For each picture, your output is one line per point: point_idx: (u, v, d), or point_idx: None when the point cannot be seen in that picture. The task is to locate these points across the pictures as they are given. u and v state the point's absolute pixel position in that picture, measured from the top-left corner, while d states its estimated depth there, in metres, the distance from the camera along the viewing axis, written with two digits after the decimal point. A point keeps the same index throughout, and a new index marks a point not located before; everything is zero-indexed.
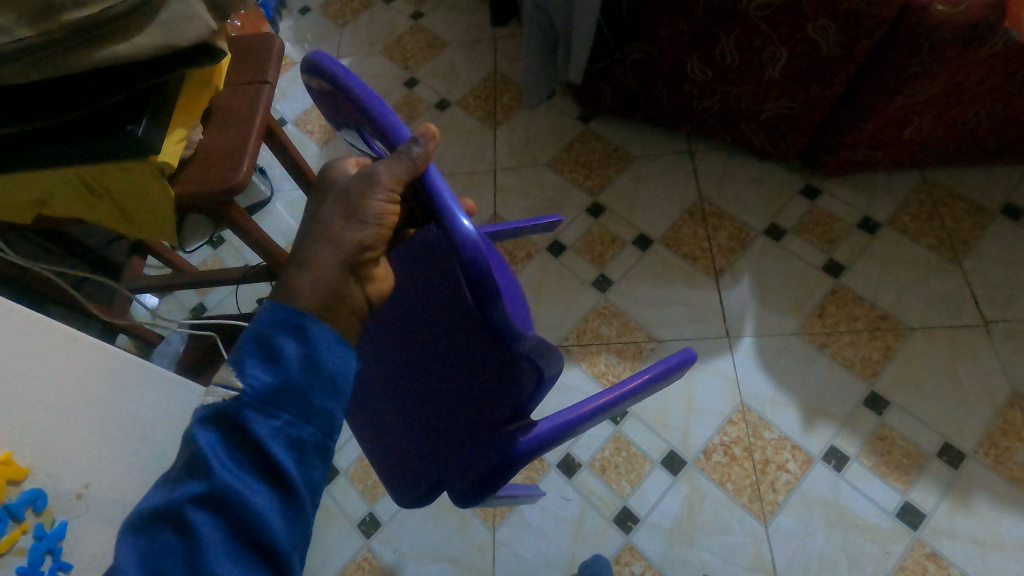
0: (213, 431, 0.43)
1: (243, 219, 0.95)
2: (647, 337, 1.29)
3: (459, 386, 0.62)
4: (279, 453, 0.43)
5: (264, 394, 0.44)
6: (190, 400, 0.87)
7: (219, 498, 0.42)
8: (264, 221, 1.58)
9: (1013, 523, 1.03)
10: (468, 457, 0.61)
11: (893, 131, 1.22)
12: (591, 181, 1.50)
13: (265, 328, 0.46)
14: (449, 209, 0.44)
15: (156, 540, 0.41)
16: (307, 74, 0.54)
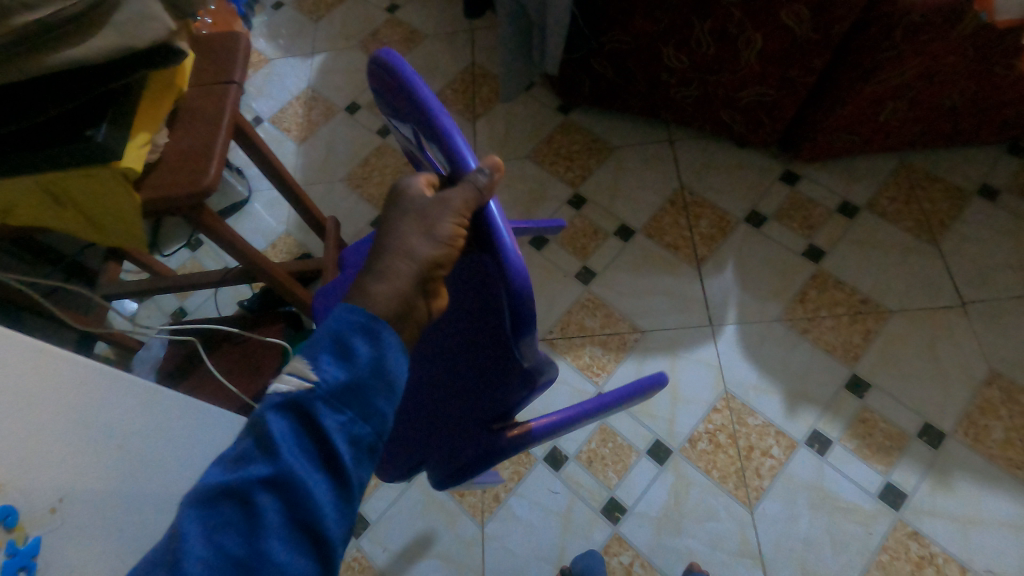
0: (283, 417, 0.42)
1: (216, 222, 0.94)
2: (631, 327, 1.29)
3: (455, 394, 0.63)
4: (344, 449, 0.42)
5: (334, 389, 0.43)
6: (171, 407, 0.86)
7: (282, 487, 0.40)
8: (244, 222, 1.55)
9: (992, 499, 1.05)
10: (451, 454, 0.67)
11: (869, 115, 1.22)
12: (572, 173, 1.50)
13: (340, 325, 0.44)
14: (502, 238, 0.45)
15: (216, 518, 0.40)
16: (378, 66, 0.53)
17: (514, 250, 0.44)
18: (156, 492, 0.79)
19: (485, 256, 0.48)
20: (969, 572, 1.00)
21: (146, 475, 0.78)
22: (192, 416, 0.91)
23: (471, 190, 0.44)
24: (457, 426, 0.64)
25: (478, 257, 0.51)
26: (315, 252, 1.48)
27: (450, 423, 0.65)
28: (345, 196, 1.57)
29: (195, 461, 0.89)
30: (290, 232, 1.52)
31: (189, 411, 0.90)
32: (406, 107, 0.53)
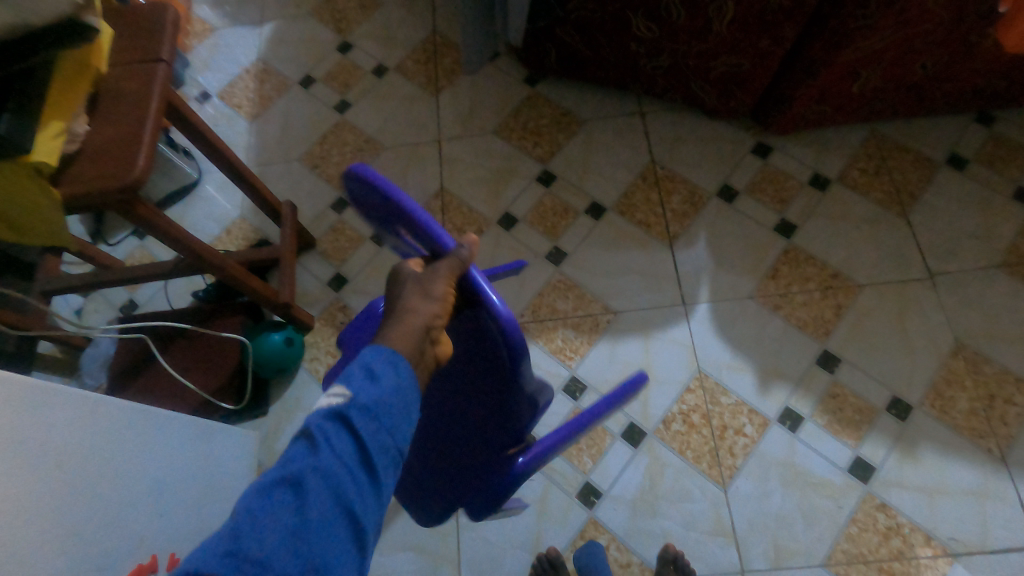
0: (325, 428, 0.48)
1: (159, 218, 0.88)
2: (604, 309, 1.26)
3: (453, 440, 0.70)
4: (375, 458, 0.48)
5: (368, 405, 0.48)
6: (114, 416, 0.82)
7: (323, 485, 0.46)
8: (194, 206, 1.46)
9: (956, 469, 1.07)
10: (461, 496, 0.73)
11: (842, 86, 1.19)
12: (540, 148, 1.44)
13: (371, 356, 0.50)
14: (486, 293, 0.50)
15: (264, 509, 0.45)
16: (349, 174, 0.55)
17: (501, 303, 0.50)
18: (100, 510, 0.74)
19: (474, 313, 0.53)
20: (934, 541, 1.03)
21: (87, 493, 0.73)
22: (141, 424, 0.87)
23: (456, 263, 0.49)
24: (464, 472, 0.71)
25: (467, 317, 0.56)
26: (272, 238, 1.41)
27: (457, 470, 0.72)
28: (302, 177, 1.49)
29: (148, 468, 0.85)
30: (245, 217, 1.44)
31: (136, 418, 0.86)
32: (378, 209, 0.57)
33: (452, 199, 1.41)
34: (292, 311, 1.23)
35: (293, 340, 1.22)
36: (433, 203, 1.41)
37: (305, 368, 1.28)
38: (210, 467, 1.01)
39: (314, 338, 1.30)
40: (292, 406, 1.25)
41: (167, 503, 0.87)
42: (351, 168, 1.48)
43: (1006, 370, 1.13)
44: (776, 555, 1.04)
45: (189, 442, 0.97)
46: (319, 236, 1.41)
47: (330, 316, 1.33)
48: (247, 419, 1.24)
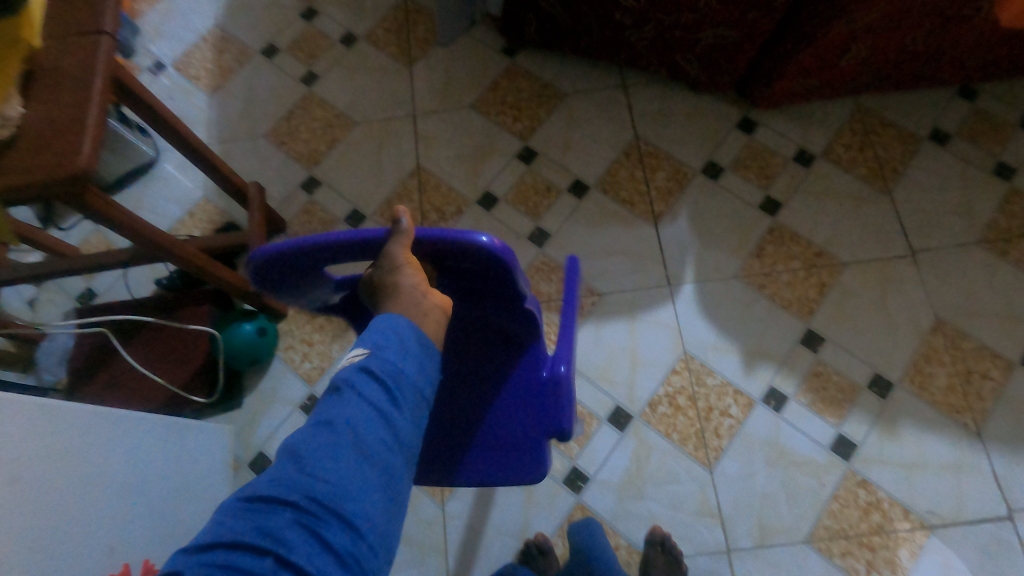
0: (351, 381, 0.52)
1: (112, 207, 0.81)
2: (588, 291, 1.23)
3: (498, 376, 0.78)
4: (399, 392, 0.53)
5: (387, 348, 0.54)
6: (75, 419, 0.78)
7: (354, 416, 0.50)
8: (153, 187, 1.37)
9: (934, 444, 1.09)
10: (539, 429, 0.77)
11: (831, 60, 1.16)
12: (520, 124, 1.39)
13: (383, 321, 0.56)
14: (463, 236, 0.53)
15: (304, 459, 0.48)
16: (259, 260, 0.57)
17: (453, 233, 0.53)
18: (60, 527, 0.69)
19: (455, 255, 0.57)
20: (912, 514, 1.05)
21: (44, 509, 0.67)
22: (103, 428, 0.82)
23: (404, 236, 0.54)
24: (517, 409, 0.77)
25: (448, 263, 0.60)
26: (240, 220, 1.33)
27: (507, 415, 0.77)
28: (269, 155, 1.40)
29: (115, 473, 0.81)
30: (209, 198, 1.36)
31: (97, 421, 0.82)
32: (303, 263, 0.59)
33: (429, 178, 1.35)
34: (263, 300, 1.17)
35: (265, 330, 1.16)
36: (410, 182, 1.35)
37: (280, 357, 1.23)
38: (183, 468, 0.97)
39: (288, 326, 1.25)
40: (267, 397, 1.20)
41: (139, 508, 0.84)
42: (321, 145, 1.41)
43: (983, 345, 1.15)
44: (761, 534, 1.05)
45: (158, 443, 0.93)
46: (290, 218, 1.34)
47: None
48: (220, 412, 1.19)
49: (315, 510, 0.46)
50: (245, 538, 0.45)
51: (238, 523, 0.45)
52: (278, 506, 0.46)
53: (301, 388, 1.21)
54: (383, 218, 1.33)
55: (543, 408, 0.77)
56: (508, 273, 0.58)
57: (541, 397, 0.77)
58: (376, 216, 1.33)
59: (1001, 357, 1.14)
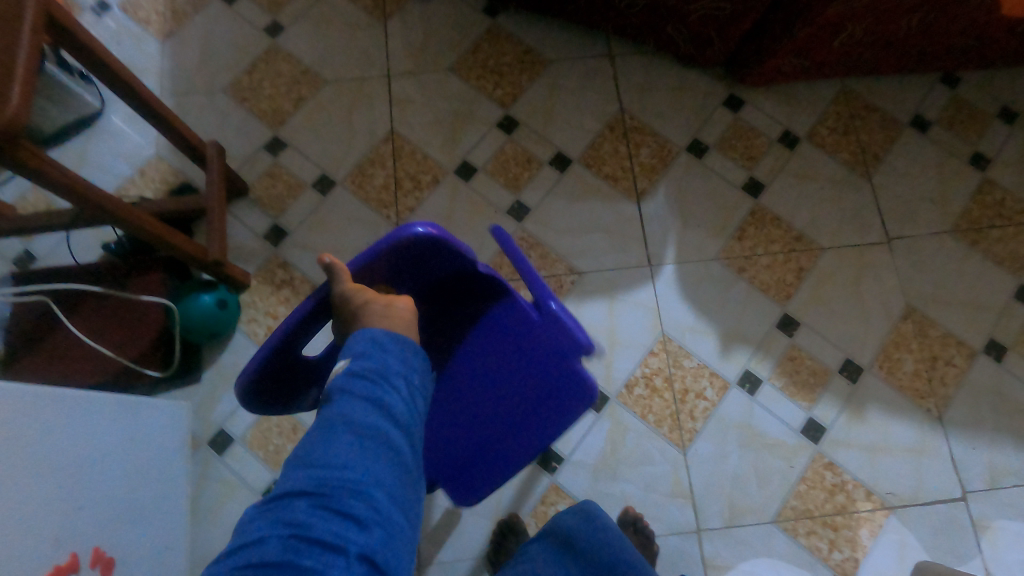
0: (342, 385, 0.56)
1: (61, 172, 0.75)
2: (568, 269, 1.20)
3: (502, 344, 0.79)
4: (389, 386, 0.57)
5: (369, 352, 0.59)
6: (17, 399, 0.72)
7: (349, 410, 0.54)
8: (98, 141, 1.25)
9: (898, 428, 1.12)
10: (561, 365, 0.75)
11: (824, 39, 1.13)
12: (501, 90, 1.32)
13: (361, 336, 0.61)
14: (396, 233, 0.65)
15: (312, 458, 0.51)
16: (245, 383, 0.63)
17: (383, 239, 0.65)
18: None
19: (401, 254, 0.68)
20: (874, 495, 1.08)
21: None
22: (47, 410, 0.76)
23: (338, 274, 0.62)
24: (529, 365, 0.77)
25: (398, 266, 0.71)
26: (197, 182, 1.24)
27: (522, 375, 0.77)
28: (229, 111, 1.30)
29: (61, 458, 0.75)
30: (162, 156, 1.25)
31: (40, 403, 0.75)
32: (279, 363, 0.65)
33: (404, 144, 1.28)
34: (224, 269, 1.09)
35: (226, 302, 1.09)
36: (383, 147, 1.28)
37: (241, 330, 1.16)
38: (137, 450, 0.92)
39: (251, 298, 1.18)
40: (228, 371, 1.14)
41: (87, 494, 0.78)
42: (286, 103, 1.31)
43: (949, 333, 1.17)
44: (730, 514, 1.07)
45: (108, 425, 0.87)
46: (252, 181, 1.25)
47: (269, 273, 1.20)
48: (178, 387, 1.12)
49: (327, 492, 0.48)
50: (263, 531, 0.46)
51: (258, 524, 0.47)
52: (291, 496, 0.48)
53: None
54: (354, 185, 1.25)
55: (551, 343, 0.75)
56: (451, 247, 0.69)
57: (545, 335, 0.76)
58: (347, 182, 1.25)
59: (965, 344, 1.17)
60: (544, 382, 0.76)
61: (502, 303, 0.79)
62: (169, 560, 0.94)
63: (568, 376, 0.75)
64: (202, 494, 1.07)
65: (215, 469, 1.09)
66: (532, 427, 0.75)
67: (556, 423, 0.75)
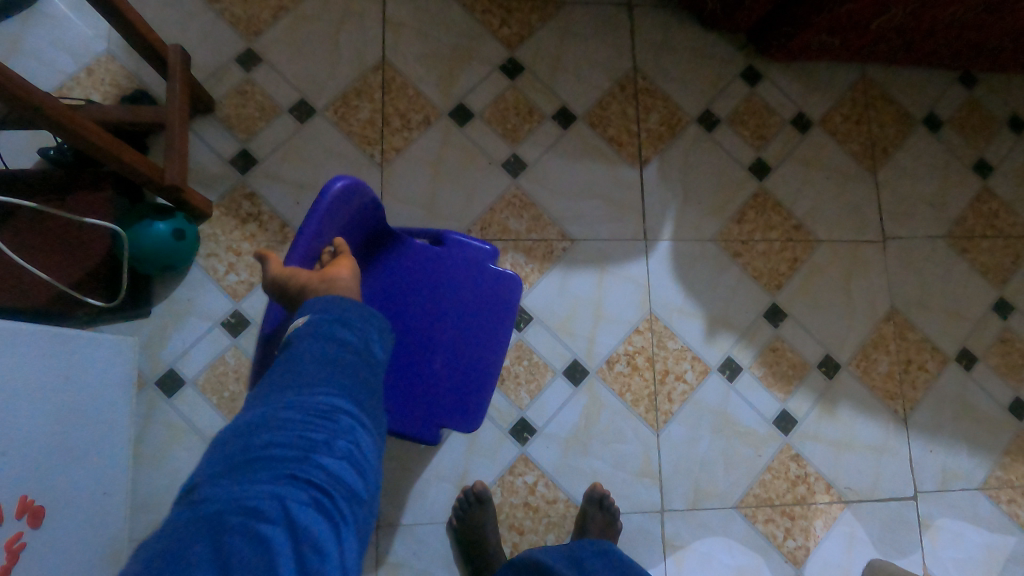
0: (306, 333, 0.60)
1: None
2: (560, 235, 1.13)
3: (423, 283, 0.80)
4: (353, 333, 0.62)
5: (331, 309, 0.62)
6: None
7: (315, 352, 0.58)
8: (37, 27, 1.08)
9: (865, 427, 1.13)
10: (477, 273, 0.81)
11: (863, 19, 1.05)
12: (508, 29, 1.20)
13: (318, 305, 0.62)
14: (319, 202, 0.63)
15: (283, 389, 0.55)
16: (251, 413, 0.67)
17: (309, 216, 0.63)
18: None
19: (334, 219, 0.66)
20: (833, 489, 1.10)
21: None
22: None
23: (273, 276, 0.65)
24: (439, 288, 0.80)
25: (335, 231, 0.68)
26: (154, 90, 1.09)
27: (439, 301, 0.80)
28: (195, 11, 1.13)
29: None
30: (114, 55, 1.09)
31: None
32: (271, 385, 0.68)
33: (395, 76, 1.15)
34: (182, 195, 0.97)
35: (183, 233, 0.98)
36: (371, 77, 1.15)
37: (197, 263, 1.06)
38: (74, 390, 0.83)
39: (211, 230, 1.07)
40: (181, 308, 1.04)
41: (11, 441, 0.69)
42: (264, 11, 1.15)
43: (927, 338, 1.18)
44: (695, 497, 1.07)
45: (43, 361, 0.77)
46: (219, 97, 1.11)
47: (233, 204, 1.08)
48: (122, 321, 1.02)
49: (302, 409, 0.54)
50: (246, 438, 0.52)
51: (237, 439, 0.52)
52: (269, 415, 0.53)
53: (223, 302, 1.06)
54: (335, 115, 1.13)
55: (461, 263, 0.81)
56: (368, 204, 0.69)
57: (454, 262, 0.81)
58: (328, 112, 1.13)
59: (940, 351, 1.18)
60: (474, 298, 0.81)
61: (401, 252, 0.80)
62: (103, 507, 0.87)
63: (491, 282, 0.81)
64: (147, 436, 1.00)
65: (162, 411, 1.01)
66: (484, 335, 0.80)
67: (501, 317, 0.81)
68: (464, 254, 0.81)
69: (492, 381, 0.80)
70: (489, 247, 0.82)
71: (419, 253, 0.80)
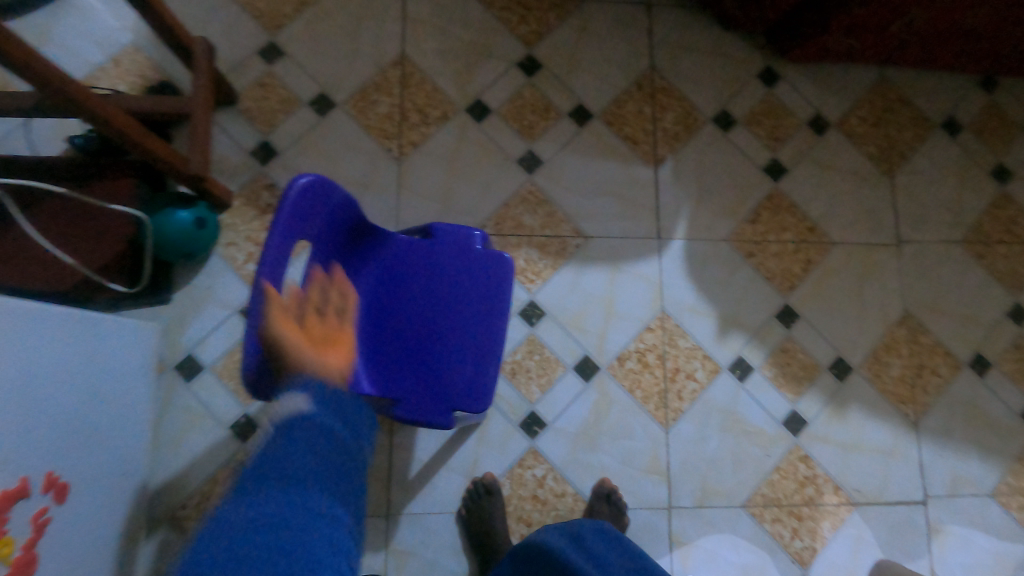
0: (295, 420, 0.63)
1: (6, 42, 0.62)
2: (574, 232, 1.14)
3: (420, 276, 0.82)
4: (338, 421, 0.67)
5: (320, 397, 0.66)
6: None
7: (308, 440, 0.62)
8: (67, 17, 1.10)
9: (875, 430, 1.13)
10: (469, 257, 0.83)
11: (883, 21, 1.05)
12: (526, 26, 1.20)
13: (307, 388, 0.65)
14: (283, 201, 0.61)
15: (280, 478, 0.59)
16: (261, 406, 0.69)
17: (275, 218, 0.61)
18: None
19: (304, 217, 0.64)
20: (841, 491, 1.11)
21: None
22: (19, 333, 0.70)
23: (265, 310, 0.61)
24: (434, 277, 0.82)
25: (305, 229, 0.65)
26: (178, 81, 1.11)
27: (434, 290, 0.82)
28: (219, 4, 1.15)
29: (12, 377, 0.68)
30: (141, 46, 1.11)
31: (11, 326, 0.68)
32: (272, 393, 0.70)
33: (413, 71, 1.17)
34: (204, 184, 0.99)
35: (205, 222, 1.00)
36: (390, 72, 1.16)
37: (216, 252, 1.08)
38: (95, 373, 0.84)
39: (231, 220, 1.09)
40: (200, 295, 1.07)
41: (36, 421, 0.71)
42: (287, 5, 1.17)
43: (940, 342, 1.18)
44: (702, 495, 1.08)
45: (67, 343, 0.79)
46: (241, 90, 1.13)
47: (253, 194, 1.10)
48: (142, 306, 1.04)
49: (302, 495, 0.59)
50: (248, 529, 0.54)
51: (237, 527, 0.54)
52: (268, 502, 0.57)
53: (241, 290, 1.08)
54: (354, 109, 1.14)
55: (452, 250, 0.83)
56: (340, 201, 0.69)
57: (445, 251, 0.83)
58: (347, 106, 1.14)
59: (953, 356, 1.17)
60: (469, 282, 0.82)
61: (391, 253, 0.82)
62: (122, 486, 0.90)
63: (482, 264, 0.83)
64: (165, 420, 1.02)
65: (180, 396, 1.03)
66: (482, 316, 0.82)
67: (498, 297, 0.82)
68: (453, 241, 0.83)
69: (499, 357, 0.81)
70: (476, 230, 0.84)
71: (409, 250, 0.83)
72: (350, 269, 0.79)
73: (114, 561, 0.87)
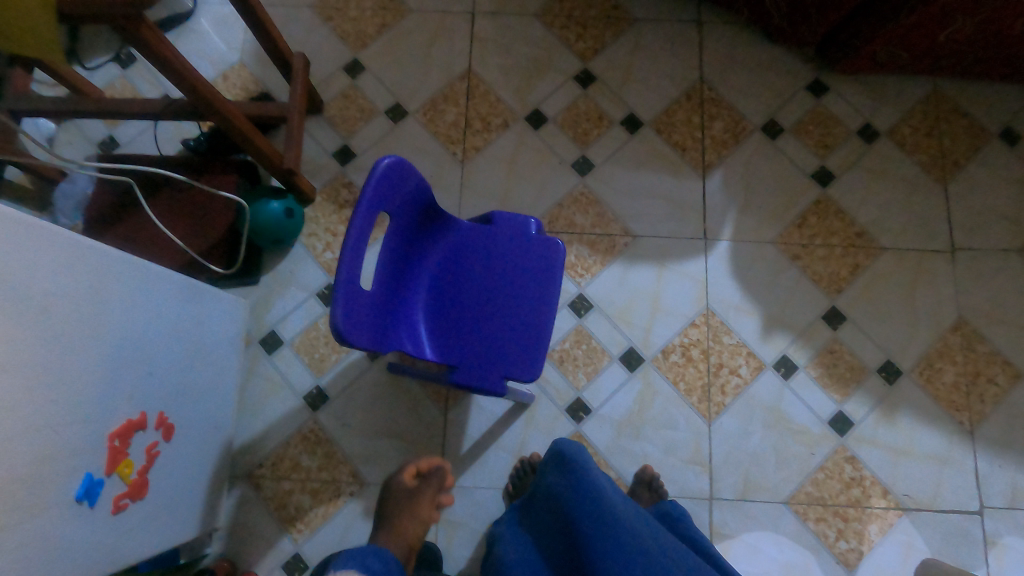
0: None
1: (157, 40, 0.76)
2: (623, 231, 1.21)
3: (480, 259, 0.91)
4: None
5: None
6: (128, 272, 0.79)
7: None
8: (187, 41, 1.29)
9: (926, 435, 1.12)
10: (525, 243, 0.92)
11: (929, 31, 1.08)
12: (583, 43, 1.31)
13: None
14: (372, 176, 0.70)
15: None
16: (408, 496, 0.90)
17: (364, 190, 0.70)
18: (58, 366, 0.65)
19: (388, 193, 0.73)
20: (890, 495, 1.10)
21: (48, 345, 0.64)
22: (152, 293, 0.84)
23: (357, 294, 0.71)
24: (492, 258, 0.92)
25: (388, 206, 0.75)
26: (276, 92, 1.27)
27: (493, 272, 0.91)
28: (313, 27, 1.32)
29: (138, 326, 0.80)
30: (246, 63, 1.28)
31: (147, 286, 0.83)
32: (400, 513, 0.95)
33: (479, 84, 1.29)
34: (294, 179, 1.13)
35: (293, 212, 1.13)
36: (457, 85, 1.29)
37: (300, 242, 1.21)
38: (201, 337, 0.97)
39: (313, 213, 1.22)
40: (284, 279, 1.20)
41: (154, 369, 0.84)
42: (370, 27, 1.32)
43: (997, 351, 1.16)
44: (744, 488, 1.10)
45: (181, 303, 0.91)
46: (327, 100, 1.28)
47: (333, 191, 1.23)
48: (234, 286, 1.18)
49: None
50: None
51: None
52: None
53: (319, 276, 1.20)
54: (425, 118, 1.27)
55: (510, 236, 0.92)
56: (417, 184, 0.79)
57: (504, 237, 0.92)
58: (419, 114, 1.27)
59: (1012, 365, 1.15)
60: (524, 266, 0.91)
61: (457, 237, 0.91)
62: (212, 438, 1.02)
63: (537, 249, 0.91)
64: (249, 387, 1.15)
65: (262, 367, 1.16)
66: (534, 294, 0.90)
67: (549, 278, 0.91)
68: (511, 229, 0.92)
69: (549, 332, 0.89)
70: (532, 218, 0.93)
71: (475, 235, 0.92)
72: (420, 249, 0.88)
73: (201, 504, 0.99)
